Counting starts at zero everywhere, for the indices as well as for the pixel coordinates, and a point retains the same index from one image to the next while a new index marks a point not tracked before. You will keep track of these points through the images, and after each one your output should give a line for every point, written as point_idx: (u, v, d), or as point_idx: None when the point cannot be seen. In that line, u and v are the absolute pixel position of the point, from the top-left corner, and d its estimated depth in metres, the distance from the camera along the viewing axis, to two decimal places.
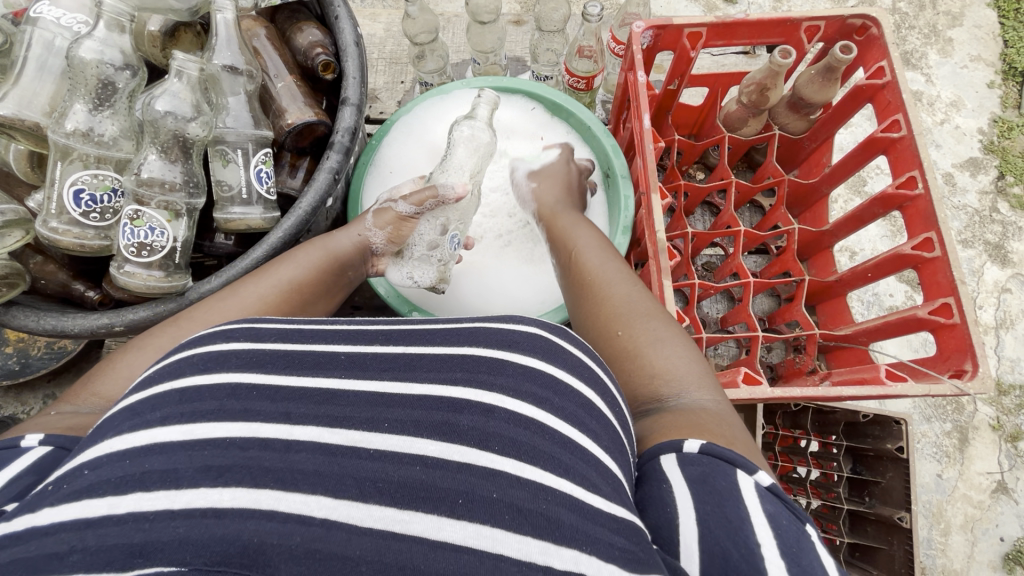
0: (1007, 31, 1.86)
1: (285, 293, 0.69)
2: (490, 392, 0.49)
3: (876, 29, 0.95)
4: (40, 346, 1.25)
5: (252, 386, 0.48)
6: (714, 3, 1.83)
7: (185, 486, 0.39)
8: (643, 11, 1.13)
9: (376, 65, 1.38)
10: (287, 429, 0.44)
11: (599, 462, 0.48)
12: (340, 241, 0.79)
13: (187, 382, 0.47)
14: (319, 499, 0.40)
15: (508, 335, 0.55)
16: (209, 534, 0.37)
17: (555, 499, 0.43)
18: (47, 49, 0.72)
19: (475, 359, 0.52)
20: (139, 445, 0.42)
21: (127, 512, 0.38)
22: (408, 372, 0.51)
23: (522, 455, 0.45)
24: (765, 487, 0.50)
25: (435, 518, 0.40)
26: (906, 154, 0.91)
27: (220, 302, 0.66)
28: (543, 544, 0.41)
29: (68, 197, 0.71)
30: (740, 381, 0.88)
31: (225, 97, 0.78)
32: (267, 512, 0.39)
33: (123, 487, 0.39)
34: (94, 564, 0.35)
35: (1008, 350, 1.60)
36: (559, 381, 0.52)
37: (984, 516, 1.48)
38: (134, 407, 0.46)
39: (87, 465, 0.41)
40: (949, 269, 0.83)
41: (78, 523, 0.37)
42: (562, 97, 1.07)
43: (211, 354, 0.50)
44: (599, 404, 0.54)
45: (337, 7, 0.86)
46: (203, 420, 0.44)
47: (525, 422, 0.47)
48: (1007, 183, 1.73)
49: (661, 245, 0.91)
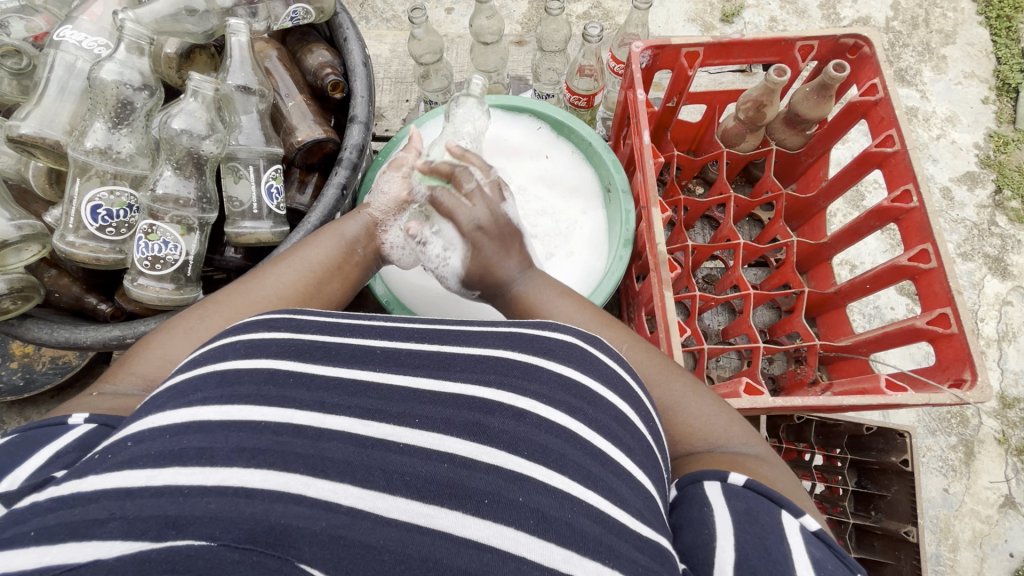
0: (1000, 48, 1.90)
1: (303, 275, 0.71)
2: (524, 397, 0.50)
3: (868, 48, 0.98)
4: (45, 361, 1.26)
5: (288, 373, 0.49)
6: (710, 23, 1.88)
7: (220, 465, 0.40)
8: (642, 32, 1.15)
9: (382, 84, 1.41)
10: (318, 418, 0.46)
11: (629, 476, 0.49)
12: (349, 225, 0.79)
13: (229, 365, 0.49)
14: (347, 487, 0.41)
15: (544, 343, 0.55)
16: (238, 513, 0.37)
17: (581, 510, 0.44)
18: (69, 71, 0.75)
19: (510, 363, 0.53)
20: (179, 422, 0.43)
21: (165, 485, 0.39)
22: (442, 372, 0.52)
23: (550, 462, 0.46)
24: (810, 531, 0.51)
25: (460, 516, 0.41)
26: (900, 169, 0.93)
27: (242, 285, 0.68)
28: (566, 552, 0.41)
29: (85, 213, 0.73)
30: (742, 391, 0.89)
31: (239, 116, 0.81)
32: (296, 495, 0.39)
33: (161, 460, 0.40)
34: (130, 532, 0.35)
35: (1012, 362, 1.60)
36: (593, 393, 0.53)
37: (992, 531, 1.47)
38: (179, 387, 0.47)
39: (131, 438, 0.43)
40: (945, 280, 0.84)
41: (119, 492, 0.38)
42: (564, 115, 1.09)
43: (252, 340, 0.52)
44: (634, 418, 0.54)
45: (347, 30, 0.90)
46: (242, 403, 0.45)
47: (557, 431, 0.48)
48: (1004, 197, 1.75)
49: (661, 257, 0.93)
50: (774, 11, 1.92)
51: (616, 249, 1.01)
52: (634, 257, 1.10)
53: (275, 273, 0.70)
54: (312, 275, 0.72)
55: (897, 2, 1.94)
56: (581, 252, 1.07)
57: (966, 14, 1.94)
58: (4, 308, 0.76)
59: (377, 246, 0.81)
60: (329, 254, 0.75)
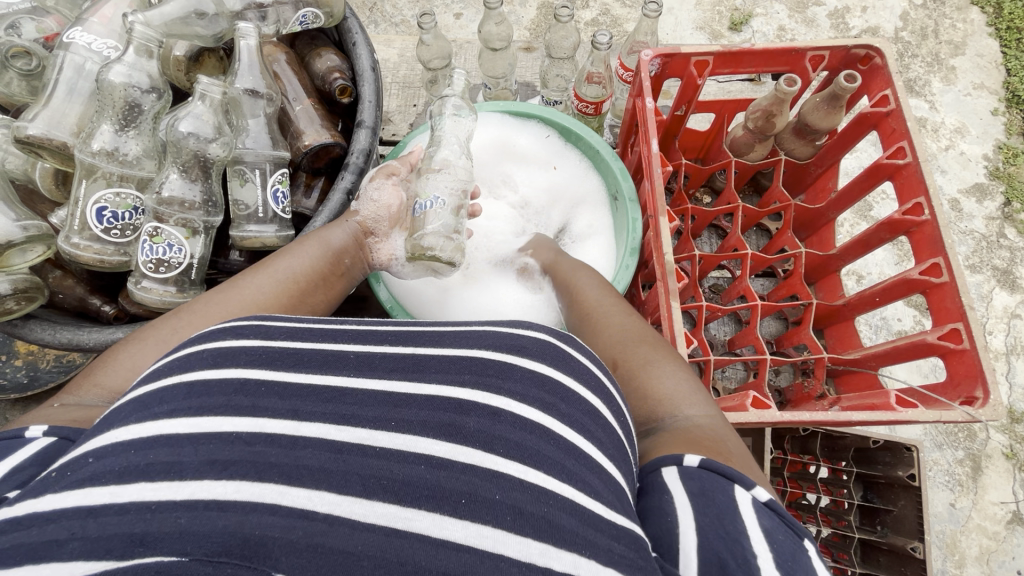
0: (1011, 59, 1.89)
1: (284, 286, 0.70)
2: (498, 396, 0.49)
3: (879, 59, 0.98)
4: (50, 360, 1.26)
5: (260, 382, 0.48)
6: (719, 31, 1.88)
7: (188, 478, 0.40)
8: (651, 40, 1.14)
9: (390, 89, 1.41)
10: (293, 426, 0.45)
11: (603, 470, 0.48)
12: (335, 234, 0.79)
13: (192, 377, 0.47)
14: (323, 494, 0.40)
15: (518, 340, 0.55)
16: (210, 526, 0.37)
17: (556, 504, 0.43)
18: (78, 72, 0.75)
19: (484, 362, 0.52)
20: (144, 437, 0.42)
21: (129, 502, 0.38)
22: (416, 374, 0.51)
23: (525, 458, 0.45)
24: (761, 502, 0.51)
25: (438, 516, 0.41)
26: (912, 181, 0.92)
27: (219, 296, 0.66)
28: (543, 546, 0.41)
29: (90, 214, 0.73)
30: (749, 404, 0.87)
31: (245, 119, 0.80)
32: (271, 505, 0.39)
33: (126, 477, 0.40)
34: (93, 552, 0.35)
35: (1020, 377, 1.58)
36: (565, 388, 0.52)
37: (999, 548, 1.45)
38: (142, 399, 0.46)
39: (93, 454, 0.42)
40: (957, 295, 0.83)
41: (80, 512, 0.37)
42: (572, 122, 1.08)
43: (220, 348, 0.51)
44: (605, 412, 0.54)
45: (356, 35, 0.89)
46: (212, 413, 0.44)
47: (531, 426, 0.47)
48: (1014, 209, 1.73)
49: (668, 266, 0.93)
50: (783, 20, 1.91)
51: (622, 258, 1.00)
52: (641, 266, 1.09)
53: (255, 282, 0.68)
54: (295, 285, 0.71)
55: (907, 12, 1.93)
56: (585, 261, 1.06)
57: (976, 25, 1.93)
58: (8, 309, 0.75)
59: (365, 256, 0.84)
60: (313, 263, 0.74)
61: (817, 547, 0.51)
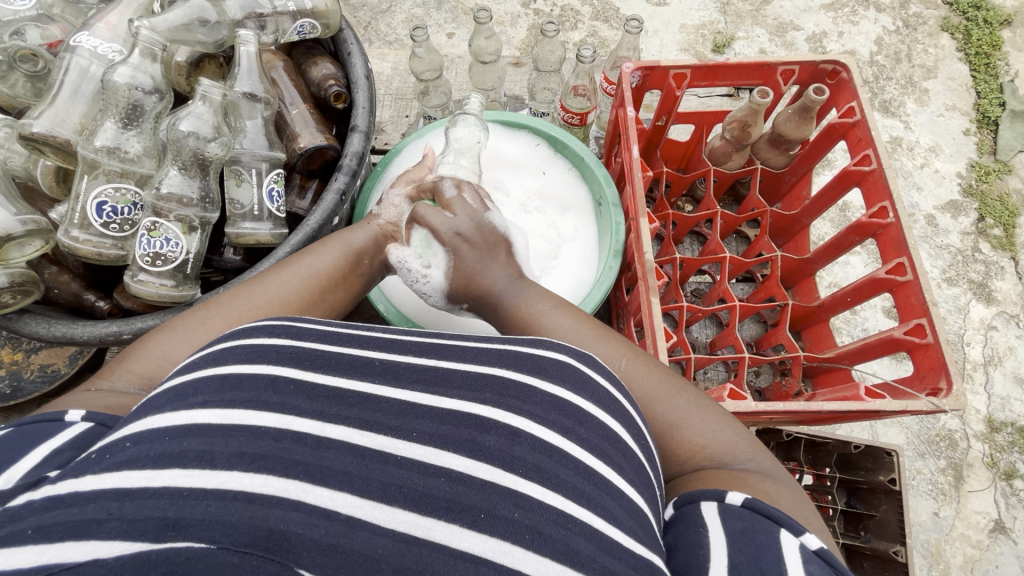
0: (980, 83, 1.98)
1: (306, 282, 0.73)
2: (518, 417, 0.51)
3: (845, 74, 1.04)
4: (33, 370, 1.25)
5: (288, 380, 0.50)
6: (702, 52, 1.96)
7: (219, 468, 0.42)
8: (634, 55, 1.20)
9: (383, 100, 1.46)
10: (318, 426, 0.47)
11: (623, 496, 0.50)
12: (356, 235, 0.82)
13: (229, 370, 0.50)
14: (346, 496, 0.42)
15: (537, 361, 0.57)
16: (237, 517, 0.38)
17: (577, 529, 0.45)
18: (82, 75, 0.78)
19: (506, 383, 0.54)
20: (179, 425, 0.44)
21: (163, 486, 0.40)
22: (438, 388, 0.53)
23: (545, 481, 0.47)
24: (811, 550, 0.51)
25: (457, 529, 0.43)
26: (877, 186, 0.97)
27: (244, 290, 0.70)
28: (562, 568, 0.42)
29: (90, 208, 0.76)
30: (726, 397, 0.91)
31: (243, 121, 0.84)
32: (295, 502, 0.41)
33: (160, 462, 0.41)
34: (129, 532, 0.37)
35: (998, 387, 1.63)
36: (585, 413, 0.54)
37: (983, 556, 1.47)
38: (179, 390, 0.48)
39: (131, 439, 0.44)
40: (921, 292, 0.87)
41: (117, 493, 0.39)
42: (558, 130, 1.13)
43: (254, 345, 0.53)
44: (625, 436, 0.56)
45: (351, 45, 0.94)
46: (241, 407, 0.47)
47: (551, 451, 0.49)
48: (987, 225, 1.80)
49: (648, 265, 0.97)
50: (763, 43, 2.00)
51: (605, 260, 1.04)
52: (625, 269, 1.12)
53: (281, 278, 0.72)
54: (317, 282, 0.74)
55: (881, 37, 2.03)
56: (574, 265, 1.09)
57: (947, 50, 2.03)
58: (4, 303, 0.77)
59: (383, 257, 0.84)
60: (335, 263, 0.77)
61: None
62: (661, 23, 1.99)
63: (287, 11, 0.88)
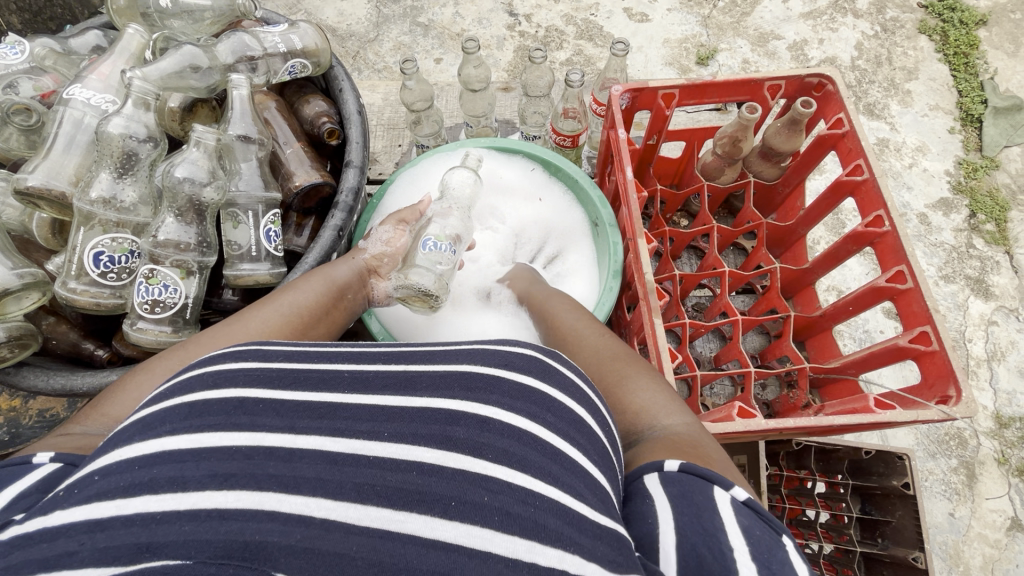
0: (961, 82, 2.01)
1: (287, 319, 0.71)
2: (486, 405, 0.50)
3: (831, 86, 1.05)
4: (31, 416, 1.23)
5: (258, 400, 0.48)
6: (687, 66, 1.99)
7: (191, 489, 0.41)
8: (621, 76, 1.21)
9: (375, 130, 1.47)
10: (290, 438, 0.46)
11: (587, 474, 0.49)
12: (338, 269, 0.82)
13: (195, 397, 0.48)
14: (320, 501, 0.42)
15: (506, 356, 0.55)
16: (211, 533, 0.38)
17: (542, 505, 0.44)
18: (77, 126, 0.79)
19: (472, 375, 0.53)
20: (146, 454, 0.43)
21: (134, 513, 0.39)
22: (407, 391, 0.52)
23: (512, 463, 0.46)
24: (739, 500, 0.52)
25: (429, 519, 0.42)
26: (871, 196, 0.98)
27: (225, 329, 0.68)
28: (528, 543, 0.42)
29: (87, 259, 0.76)
30: (735, 415, 0.89)
31: (238, 163, 0.84)
32: (269, 512, 0.40)
33: (132, 489, 0.41)
34: (104, 559, 0.37)
35: (1003, 382, 1.63)
36: (552, 399, 0.53)
37: (1002, 555, 1.45)
38: (146, 420, 0.47)
39: (99, 472, 0.43)
40: (923, 299, 0.87)
41: (88, 525, 0.39)
42: (552, 154, 1.14)
43: (219, 372, 0.51)
44: (590, 421, 0.55)
45: (342, 81, 0.95)
46: (208, 430, 0.45)
47: (518, 435, 0.48)
48: (979, 220, 1.82)
49: (649, 286, 0.97)
50: (746, 54, 2.03)
51: (605, 281, 1.04)
52: (625, 288, 1.12)
53: (258, 317, 0.70)
54: (298, 318, 0.73)
55: (861, 42, 2.07)
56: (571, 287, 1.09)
57: (926, 52, 2.06)
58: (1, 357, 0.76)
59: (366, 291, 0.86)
60: (317, 297, 0.76)
61: (796, 544, 0.52)
62: (646, 39, 2.02)
63: (278, 52, 0.89)
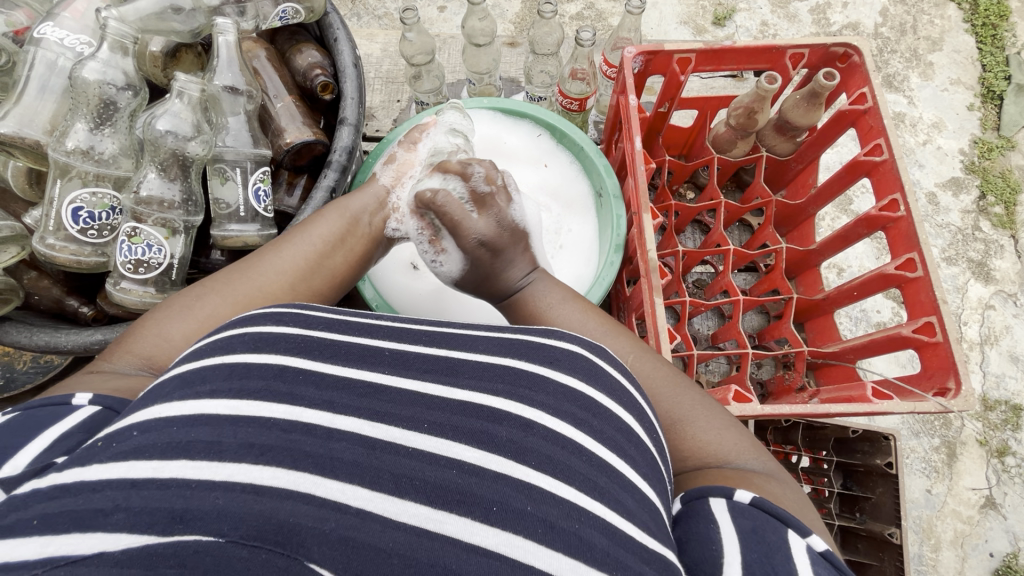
0: (985, 55, 1.92)
1: (303, 254, 0.68)
2: (530, 407, 0.48)
3: (857, 57, 0.99)
4: (26, 360, 1.14)
5: (298, 371, 0.47)
6: (703, 26, 1.89)
7: (227, 459, 0.39)
8: (635, 36, 1.14)
9: (373, 84, 1.40)
10: (328, 418, 0.44)
11: (634, 488, 0.48)
12: (355, 201, 0.76)
13: (235, 359, 0.47)
14: (356, 488, 0.40)
15: (551, 352, 0.53)
16: (245, 509, 0.36)
17: (589, 522, 0.43)
18: (50, 69, 0.73)
19: (517, 372, 0.51)
20: (185, 414, 0.42)
21: (171, 478, 0.37)
22: (450, 378, 0.50)
23: (557, 473, 0.44)
24: (817, 550, 0.50)
25: (469, 522, 0.40)
26: (888, 178, 0.94)
27: (240, 268, 0.65)
28: (574, 563, 0.40)
29: (66, 215, 0.72)
30: (731, 399, 0.88)
31: (225, 117, 0.79)
32: (305, 495, 0.38)
33: (169, 453, 0.39)
34: (137, 525, 0.34)
35: (993, 365, 1.63)
36: (599, 405, 0.51)
37: (973, 531, 1.49)
38: (186, 375, 0.46)
39: (137, 427, 0.41)
40: (931, 288, 0.86)
41: (125, 484, 0.37)
42: (557, 118, 1.09)
43: (260, 333, 0.50)
44: (638, 429, 0.53)
45: (337, 30, 0.88)
46: (250, 398, 0.44)
47: (565, 443, 0.47)
48: (988, 203, 1.77)
49: (652, 264, 0.93)
50: (765, 15, 1.92)
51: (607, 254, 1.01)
52: (625, 262, 1.10)
53: (283, 256, 0.67)
54: (315, 252, 0.69)
55: (887, 8, 1.96)
56: (570, 256, 1.06)
57: (953, 21, 1.96)
58: None
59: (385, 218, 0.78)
60: (332, 230, 0.72)
61: None
62: None
63: None
